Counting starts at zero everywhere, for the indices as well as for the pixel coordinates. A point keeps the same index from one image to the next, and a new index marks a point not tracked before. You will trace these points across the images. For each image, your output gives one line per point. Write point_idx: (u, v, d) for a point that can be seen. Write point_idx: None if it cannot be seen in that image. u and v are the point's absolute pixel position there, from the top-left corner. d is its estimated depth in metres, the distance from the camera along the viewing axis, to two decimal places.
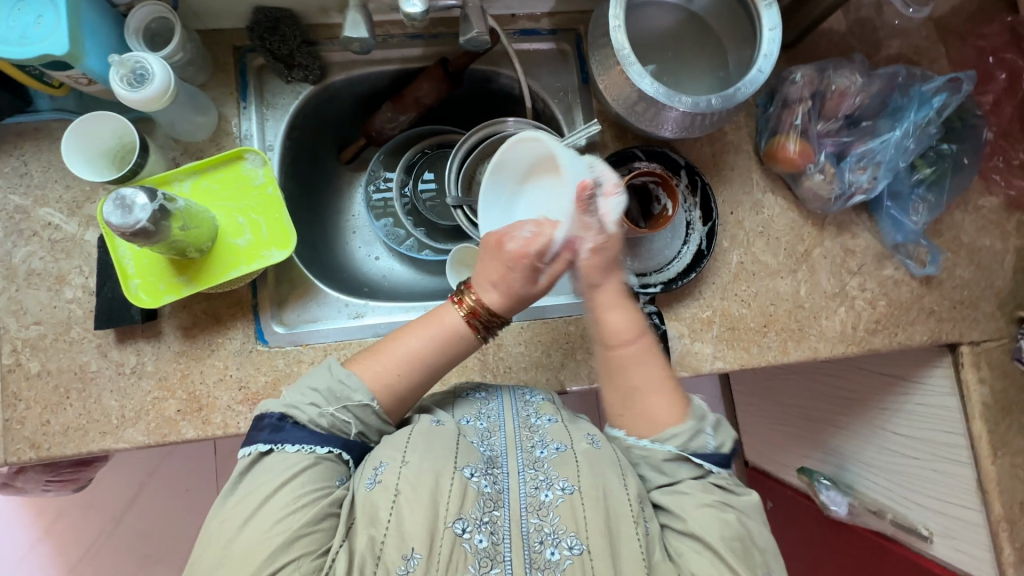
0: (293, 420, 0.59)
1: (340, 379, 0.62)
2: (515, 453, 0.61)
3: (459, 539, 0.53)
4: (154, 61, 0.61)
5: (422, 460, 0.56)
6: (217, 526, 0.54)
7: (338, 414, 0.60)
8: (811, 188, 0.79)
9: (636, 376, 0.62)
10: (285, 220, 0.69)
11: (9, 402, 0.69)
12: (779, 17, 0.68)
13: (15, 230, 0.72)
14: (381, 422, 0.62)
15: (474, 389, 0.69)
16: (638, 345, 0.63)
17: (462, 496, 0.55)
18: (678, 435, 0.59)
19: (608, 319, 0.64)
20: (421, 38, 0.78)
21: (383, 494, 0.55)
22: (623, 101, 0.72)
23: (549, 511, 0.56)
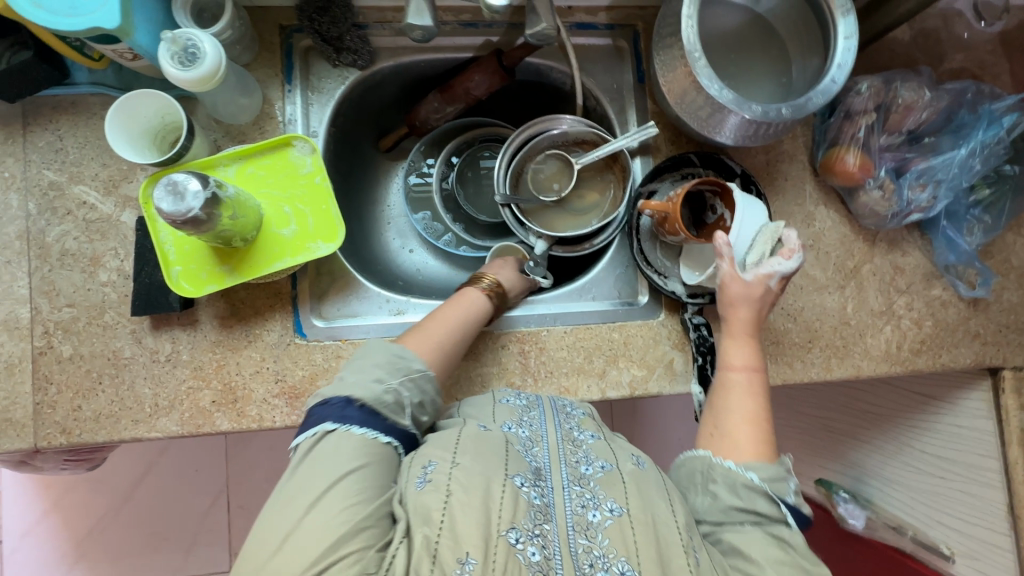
0: (358, 402, 0.57)
1: (395, 355, 0.62)
2: (560, 468, 0.58)
3: (513, 549, 0.49)
4: (206, 40, 0.58)
5: (475, 464, 0.54)
6: (273, 516, 0.51)
7: (400, 388, 0.60)
8: (866, 204, 0.77)
9: (742, 403, 0.64)
10: (333, 213, 0.66)
11: (40, 385, 0.68)
12: (855, 26, 0.66)
13: (48, 208, 0.69)
14: (434, 394, 0.63)
15: (513, 396, 0.67)
16: (745, 377, 0.66)
17: (513, 505, 0.52)
18: (763, 469, 0.59)
19: (727, 349, 0.67)
20: (475, 26, 0.75)
21: (434, 495, 0.52)
22: (686, 105, 0.69)
23: (598, 533, 0.53)
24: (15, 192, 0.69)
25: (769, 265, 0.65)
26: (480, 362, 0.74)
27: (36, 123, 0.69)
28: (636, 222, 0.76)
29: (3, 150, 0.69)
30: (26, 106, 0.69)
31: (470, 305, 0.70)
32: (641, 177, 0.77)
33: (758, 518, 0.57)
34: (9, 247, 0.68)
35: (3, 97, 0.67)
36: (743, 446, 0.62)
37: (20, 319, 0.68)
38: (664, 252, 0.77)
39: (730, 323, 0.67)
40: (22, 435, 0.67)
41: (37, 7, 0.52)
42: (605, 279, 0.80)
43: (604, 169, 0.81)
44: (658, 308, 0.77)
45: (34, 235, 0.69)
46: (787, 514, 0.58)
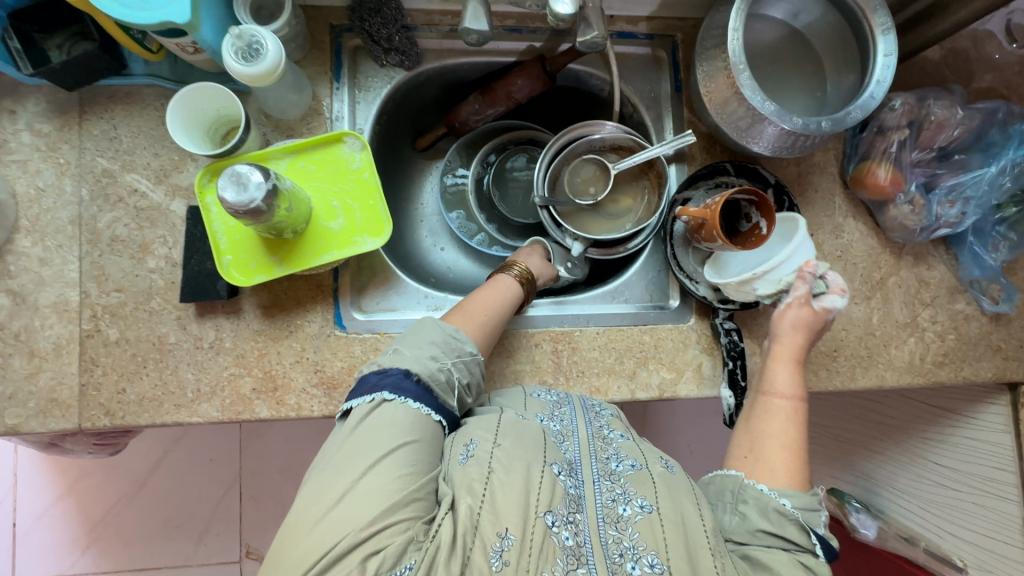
0: (416, 377, 0.58)
1: (448, 335, 0.63)
2: (590, 463, 0.61)
3: (549, 530, 0.52)
4: (270, 39, 0.60)
5: (515, 448, 0.57)
6: (330, 476, 0.52)
7: (453, 367, 0.62)
8: (896, 217, 0.79)
9: (783, 428, 0.64)
10: (380, 208, 0.68)
11: (86, 367, 0.69)
12: (894, 44, 0.67)
13: (101, 194, 0.71)
14: (480, 377, 0.65)
15: (543, 391, 0.69)
16: (790, 404, 0.65)
17: (551, 490, 0.55)
18: (799, 497, 0.59)
19: (771, 372, 0.68)
20: (519, 32, 0.77)
21: (478, 468, 0.55)
22: (725, 115, 0.71)
23: (627, 526, 0.55)
24: (69, 178, 0.70)
25: (829, 300, 0.68)
26: (513, 359, 0.76)
27: (91, 111, 0.71)
28: (670, 227, 0.79)
29: (59, 136, 0.71)
30: (82, 95, 0.71)
31: (509, 290, 0.72)
32: (675, 185, 0.79)
33: (786, 544, 0.57)
34: (62, 232, 0.70)
35: (63, 86, 0.69)
36: (777, 471, 0.61)
37: (69, 302, 0.70)
38: (697, 257, 0.79)
39: (779, 347, 0.68)
40: (68, 415, 0.68)
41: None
42: (637, 282, 0.82)
43: (639, 174, 0.83)
44: (688, 312, 0.79)
45: (86, 221, 0.70)
46: (816, 545, 0.57)
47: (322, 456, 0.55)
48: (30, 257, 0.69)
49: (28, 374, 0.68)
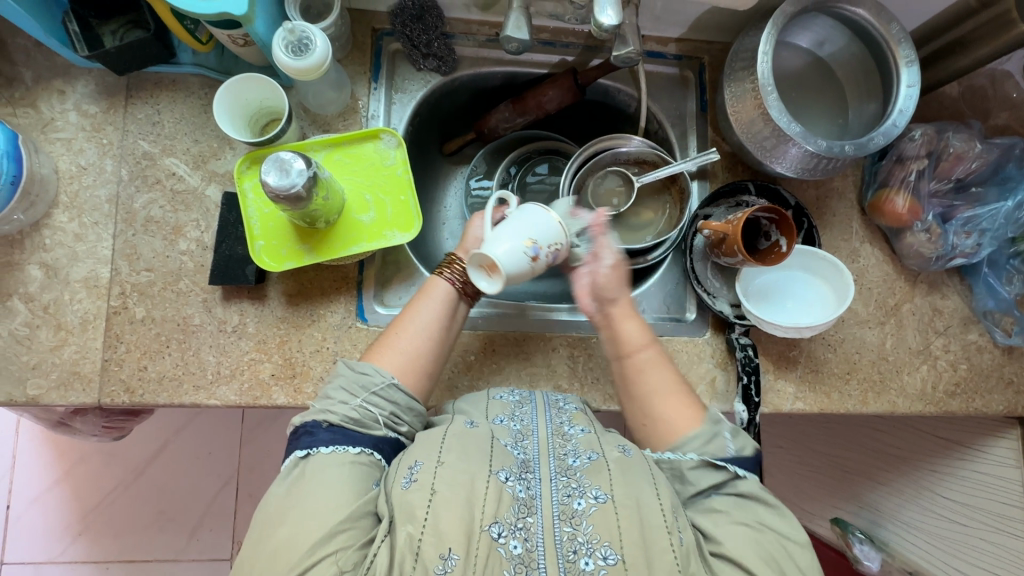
0: (327, 424, 0.61)
1: (358, 371, 0.64)
2: (547, 460, 0.60)
3: (495, 543, 0.53)
4: (320, 37, 0.63)
5: (459, 462, 0.56)
6: (266, 519, 0.55)
7: (365, 403, 0.62)
8: (912, 245, 0.80)
9: (655, 377, 0.66)
10: (411, 204, 0.70)
11: (110, 343, 0.70)
12: (917, 75, 0.70)
13: (139, 175, 0.73)
14: (408, 400, 0.64)
15: (507, 392, 0.69)
16: (650, 353, 0.67)
17: (497, 499, 0.54)
18: (698, 438, 0.63)
19: (620, 330, 0.68)
20: (553, 45, 0.80)
21: (419, 495, 0.54)
22: (750, 135, 0.73)
23: (582, 520, 0.55)
24: (110, 158, 0.73)
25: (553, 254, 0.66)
26: (530, 362, 0.77)
27: (137, 96, 0.73)
28: (690, 241, 0.80)
29: (104, 118, 0.73)
30: (131, 80, 0.73)
31: (438, 299, 0.70)
32: (697, 201, 0.81)
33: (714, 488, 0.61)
34: (99, 210, 0.72)
35: (113, 70, 0.71)
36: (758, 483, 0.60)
37: (100, 278, 0.71)
38: (715, 272, 0.80)
39: (616, 308, 0.68)
40: (88, 389, 0.69)
41: None
42: (655, 294, 0.83)
43: (661, 189, 0.85)
44: (705, 326, 0.80)
45: (122, 201, 0.72)
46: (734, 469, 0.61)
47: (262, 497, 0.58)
48: (66, 232, 0.71)
49: (53, 347, 0.69)
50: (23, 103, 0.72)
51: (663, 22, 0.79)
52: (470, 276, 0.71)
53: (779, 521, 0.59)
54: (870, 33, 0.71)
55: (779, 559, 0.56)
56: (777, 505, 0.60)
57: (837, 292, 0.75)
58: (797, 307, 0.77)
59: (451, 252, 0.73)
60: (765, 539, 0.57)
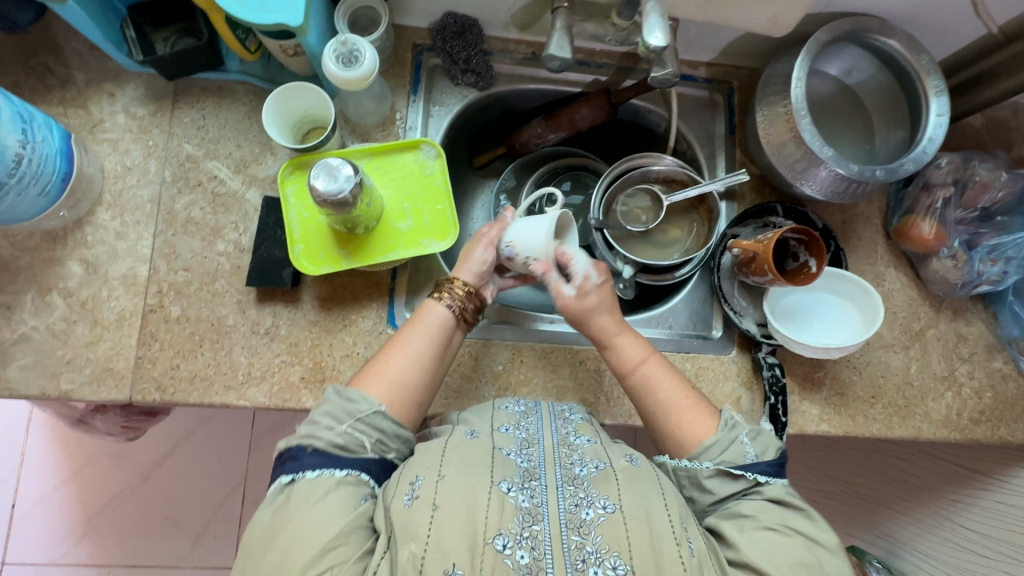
0: (311, 449, 0.59)
1: (345, 398, 0.63)
2: (554, 468, 0.60)
3: (500, 555, 0.52)
4: (370, 49, 0.65)
5: (460, 475, 0.56)
6: (254, 543, 0.55)
7: (352, 430, 0.61)
8: (937, 270, 0.81)
9: (660, 391, 0.68)
10: (447, 214, 0.72)
11: (145, 340, 0.71)
12: (946, 105, 0.71)
13: (182, 177, 0.74)
14: (395, 428, 0.63)
15: (512, 403, 0.69)
16: (650, 365, 0.70)
17: (500, 510, 0.54)
18: (713, 448, 0.63)
19: (619, 346, 0.71)
20: (587, 65, 0.82)
21: (421, 512, 0.54)
22: (781, 157, 0.74)
23: (590, 530, 0.55)
24: (155, 160, 0.74)
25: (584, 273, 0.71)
26: (556, 374, 0.77)
27: (184, 101, 0.76)
28: (718, 260, 0.80)
29: (151, 121, 0.75)
30: (179, 85, 0.76)
31: (431, 326, 0.69)
32: (725, 220, 0.82)
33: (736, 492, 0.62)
34: (141, 209, 0.73)
35: (163, 75, 0.74)
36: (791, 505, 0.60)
37: (138, 276, 0.72)
38: (741, 291, 0.80)
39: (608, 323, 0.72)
40: (120, 386, 0.70)
41: None
42: (681, 310, 0.84)
43: (689, 208, 0.86)
44: (731, 344, 0.80)
45: (164, 202, 0.74)
46: (754, 474, 0.61)
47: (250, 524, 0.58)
48: (107, 230, 0.72)
49: (88, 342, 0.70)
50: (73, 104, 0.74)
51: (695, 47, 0.81)
52: (468, 303, 0.71)
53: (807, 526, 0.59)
54: (899, 63, 0.73)
55: (808, 563, 0.56)
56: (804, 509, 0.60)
57: (865, 316, 0.76)
58: (823, 328, 0.77)
59: (449, 274, 0.72)
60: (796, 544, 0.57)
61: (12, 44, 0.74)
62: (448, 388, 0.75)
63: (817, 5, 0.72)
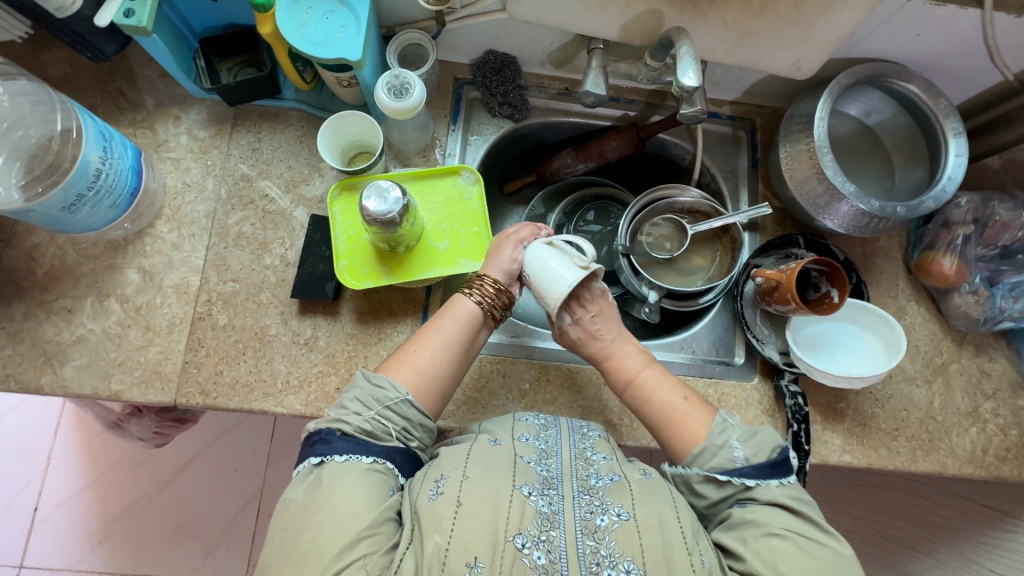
0: (342, 433, 0.62)
1: (374, 384, 0.65)
2: (570, 479, 0.62)
3: (518, 553, 0.55)
4: (419, 83, 0.71)
5: (484, 477, 0.59)
6: (287, 524, 0.58)
7: (379, 416, 0.64)
8: (959, 305, 0.82)
9: (655, 403, 0.70)
10: (483, 236, 0.76)
11: (192, 346, 0.75)
12: (965, 146, 0.74)
13: (236, 195, 0.79)
14: (420, 417, 0.66)
15: (532, 414, 0.70)
16: (650, 373, 0.73)
17: (521, 512, 0.57)
18: (703, 455, 0.65)
19: (620, 359, 0.73)
20: (617, 101, 0.87)
21: (445, 507, 0.57)
22: (803, 191, 0.77)
23: (604, 536, 0.57)
24: (212, 178, 0.80)
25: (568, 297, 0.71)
26: (582, 394, 0.79)
27: (242, 125, 0.82)
28: (740, 289, 0.83)
29: (211, 142, 0.81)
30: (238, 111, 0.82)
31: (459, 320, 0.71)
32: (749, 250, 0.84)
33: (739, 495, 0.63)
34: (197, 223, 0.78)
35: (225, 101, 0.80)
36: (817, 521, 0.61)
37: (190, 285, 0.76)
38: (763, 319, 0.82)
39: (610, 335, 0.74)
40: (166, 389, 0.73)
41: (300, 37, 0.65)
42: (704, 336, 0.86)
43: (712, 238, 0.90)
44: (753, 371, 0.81)
45: (218, 217, 0.79)
46: (741, 478, 0.63)
47: (279, 501, 0.60)
48: (165, 241, 0.77)
49: (140, 346, 0.74)
50: (142, 125, 0.80)
51: (720, 87, 0.86)
52: (495, 301, 0.73)
53: (810, 530, 0.60)
54: (918, 106, 0.77)
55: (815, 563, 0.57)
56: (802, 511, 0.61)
57: (887, 348, 0.77)
58: (846, 358, 0.79)
59: (479, 271, 0.74)
60: (799, 549, 0.58)
61: (91, 70, 0.81)
62: (476, 403, 0.77)
63: (840, 50, 0.76)
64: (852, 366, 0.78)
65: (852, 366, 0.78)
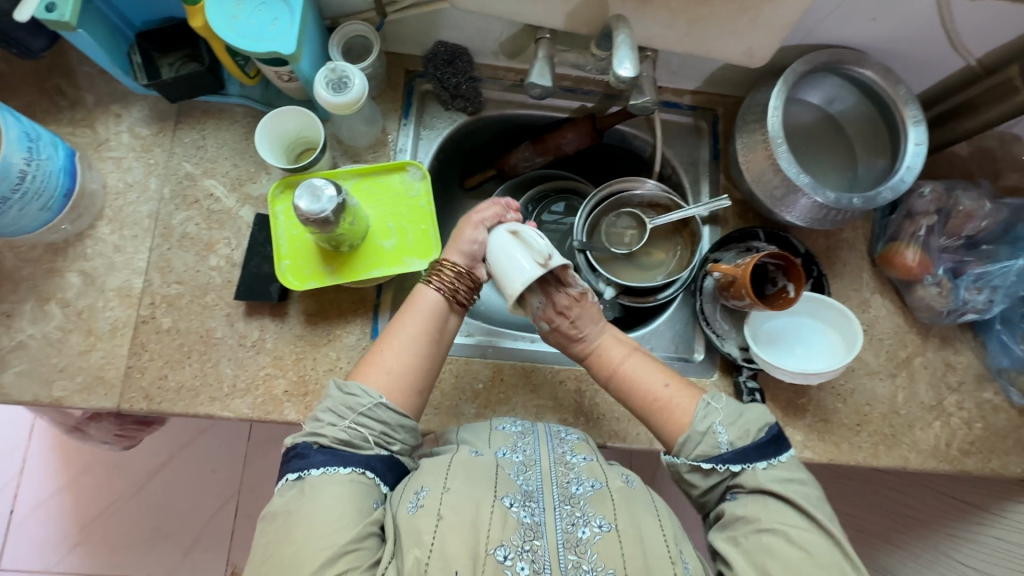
0: (318, 446, 0.60)
1: (346, 392, 0.63)
2: (551, 490, 0.60)
3: (501, 565, 0.53)
4: (359, 75, 0.68)
5: (465, 488, 0.58)
6: (270, 540, 0.56)
7: (354, 424, 0.62)
8: (923, 298, 0.81)
9: (639, 389, 0.69)
10: (430, 233, 0.74)
11: (135, 350, 0.73)
12: (924, 135, 0.72)
13: (180, 194, 0.77)
14: (397, 418, 0.64)
15: (509, 423, 0.69)
16: (628, 360, 0.71)
17: (502, 523, 0.56)
18: (688, 442, 0.63)
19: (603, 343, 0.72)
20: (574, 92, 0.85)
21: (426, 520, 0.56)
22: (760, 183, 0.75)
23: (587, 548, 0.56)
24: (155, 177, 0.78)
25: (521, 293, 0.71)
26: (536, 394, 0.77)
27: (185, 122, 0.79)
28: (699, 283, 0.81)
29: (153, 140, 0.79)
30: (181, 108, 0.79)
31: (426, 311, 0.69)
32: (708, 245, 0.83)
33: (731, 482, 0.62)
34: (139, 224, 0.76)
35: (167, 98, 0.78)
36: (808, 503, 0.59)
37: (133, 288, 0.75)
38: (723, 314, 0.81)
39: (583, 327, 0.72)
40: (109, 394, 0.72)
41: (231, 29, 0.63)
42: (663, 333, 0.84)
43: (674, 232, 0.88)
44: (712, 367, 0.80)
45: (161, 217, 0.77)
46: (732, 467, 0.61)
47: (263, 514, 0.59)
48: (106, 243, 0.75)
49: (81, 351, 0.73)
50: (82, 124, 0.78)
51: (679, 76, 0.83)
52: (460, 285, 0.71)
53: (801, 520, 0.58)
54: (878, 92, 0.74)
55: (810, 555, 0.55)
56: (791, 498, 0.59)
57: (845, 340, 0.76)
58: (805, 353, 0.77)
59: (440, 258, 0.73)
60: (790, 544, 0.56)
61: (28, 68, 0.79)
62: (429, 404, 0.76)
63: (796, 36, 0.74)
64: (813, 361, 0.77)
65: (812, 360, 0.77)
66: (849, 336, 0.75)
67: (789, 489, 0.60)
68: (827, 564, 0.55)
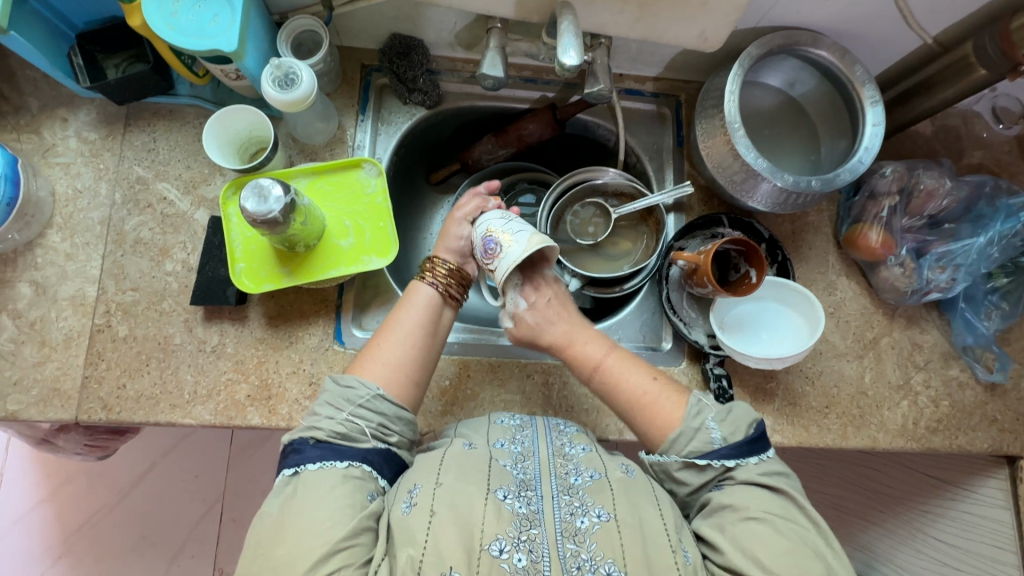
0: (314, 441, 0.59)
1: (343, 385, 0.63)
2: (549, 478, 0.60)
3: (496, 561, 0.52)
4: (306, 70, 0.67)
5: (457, 484, 0.57)
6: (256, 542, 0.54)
7: (352, 416, 0.61)
8: (887, 278, 0.81)
9: (621, 389, 0.68)
10: (388, 231, 0.74)
11: (91, 360, 0.71)
12: (882, 115, 0.72)
13: (132, 199, 0.75)
14: (395, 410, 0.63)
15: (507, 417, 0.69)
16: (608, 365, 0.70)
17: (496, 516, 0.55)
18: (680, 439, 0.62)
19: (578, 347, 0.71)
20: (534, 82, 0.84)
21: (420, 519, 0.54)
22: (721, 169, 0.75)
23: (585, 538, 0.55)
24: (105, 182, 0.76)
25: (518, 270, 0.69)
26: (504, 389, 0.77)
27: (135, 125, 0.77)
28: (665, 271, 0.80)
29: (102, 144, 0.77)
30: (130, 110, 0.77)
31: (421, 305, 0.70)
32: (672, 233, 0.82)
33: (723, 475, 0.61)
34: (91, 231, 0.75)
35: (113, 100, 0.75)
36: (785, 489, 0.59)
37: (87, 296, 0.73)
38: (690, 303, 0.81)
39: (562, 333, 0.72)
40: (66, 406, 0.70)
41: (169, 28, 0.61)
42: (631, 322, 0.84)
43: (639, 220, 0.87)
44: (680, 356, 0.80)
45: (114, 222, 0.75)
46: (720, 462, 0.60)
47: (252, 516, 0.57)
48: (58, 251, 0.74)
49: (36, 362, 0.71)
50: (27, 129, 0.76)
51: (639, 63, 0.82)
52: (452, 282, 0.73)
53: (787, 508, 0.58)
54: (835, 74, 0.74)
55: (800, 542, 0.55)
56: (779, 488, 0.59)
57: (809, 322, 0.76)
58: (771, 339, 0.77)
59: (432, 256, 0.74)
60: (778, 532, 0.55)
61: None
62: None
63: (752, 19, 0.73)
64: (779, 345, 0.77)
65: (778, 346, 0.77)
66: (811, 318, 0.75)
67: (778, 481, 0.60)
68: (814, 551, 0.55)
